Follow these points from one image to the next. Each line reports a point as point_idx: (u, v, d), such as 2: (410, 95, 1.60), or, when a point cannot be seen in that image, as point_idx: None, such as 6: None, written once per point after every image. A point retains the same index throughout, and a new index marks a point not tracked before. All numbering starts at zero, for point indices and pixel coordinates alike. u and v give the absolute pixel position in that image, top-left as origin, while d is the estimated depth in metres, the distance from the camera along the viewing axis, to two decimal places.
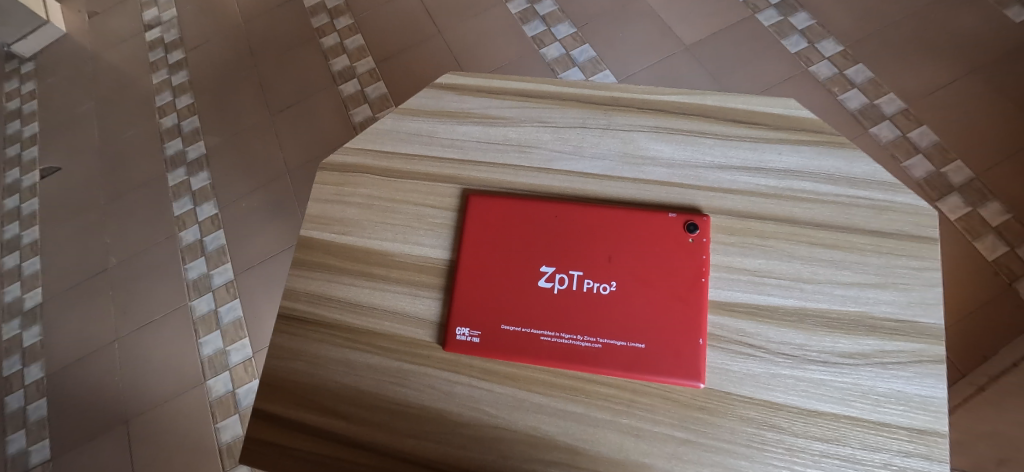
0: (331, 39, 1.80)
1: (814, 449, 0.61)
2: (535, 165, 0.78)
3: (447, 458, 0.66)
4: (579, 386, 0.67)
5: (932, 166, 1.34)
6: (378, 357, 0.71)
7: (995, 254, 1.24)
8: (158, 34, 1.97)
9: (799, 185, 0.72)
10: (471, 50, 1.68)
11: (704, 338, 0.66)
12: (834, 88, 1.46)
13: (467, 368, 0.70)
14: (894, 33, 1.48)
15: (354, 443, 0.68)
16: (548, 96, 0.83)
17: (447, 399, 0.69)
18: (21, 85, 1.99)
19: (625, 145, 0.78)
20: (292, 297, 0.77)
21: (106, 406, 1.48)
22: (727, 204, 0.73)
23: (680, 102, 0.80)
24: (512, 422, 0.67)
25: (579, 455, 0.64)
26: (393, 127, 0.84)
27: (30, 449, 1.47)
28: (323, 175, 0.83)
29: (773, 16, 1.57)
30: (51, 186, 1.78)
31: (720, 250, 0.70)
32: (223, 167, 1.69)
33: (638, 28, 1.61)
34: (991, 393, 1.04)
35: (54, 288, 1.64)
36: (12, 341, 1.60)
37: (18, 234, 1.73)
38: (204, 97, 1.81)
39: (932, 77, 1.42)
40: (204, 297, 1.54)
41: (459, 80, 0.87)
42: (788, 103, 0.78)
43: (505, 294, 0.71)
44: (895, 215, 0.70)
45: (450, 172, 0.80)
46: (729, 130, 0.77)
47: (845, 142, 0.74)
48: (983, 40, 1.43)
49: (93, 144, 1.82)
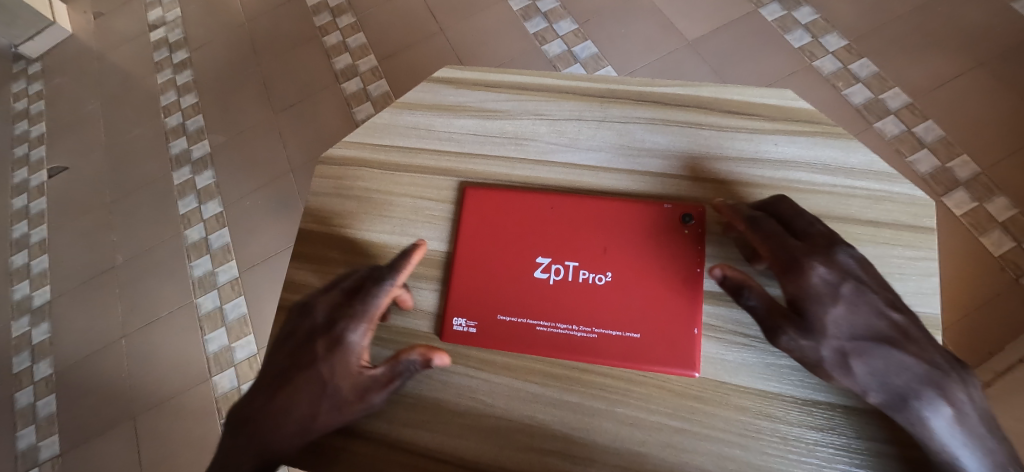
0: (333, 38, 1.81)
1: (809, 438, 0.62)
2: (531, 158, 0.79)
3: (444, 448, 0.66)
4: (574, 376, 0.67)
5: (938, 161, 1.33)
6: (376, 348, 0.72)
7: (1001, 249, 1.24)
8: (163, 34, 1.98)
9: (796, 176, 0.72)
10: (472, 48, 1.69)
11: (697, 325, 0.67)
12: (837, 84, 1.45)
13: (464, 358, 0.70)
14: (896, 27, 1.48)
15: (352, 433, 0.68)
16: (544, 90, 0.83)
17: (444, 388, 0.69)
18: (28, 85, 2.01)
19: (621, 137, 0.78)
20: (291, 290, 0.77)
21: (113, 402, 1.50)
22: (723, 195, 0.73)
23: (676, 94, 0.80)
24: (508, 412, 0.67)
25: (575, 444, 0.65)
26: (392, 122, 0.85)
27: (40, 444, 1.49)
28: (323, 170, 0.83)
29: (776, 10, 1.57)
30: (59, 185, 1.80)
31: (715, 242, 0.71)
32: (226, 166, 1.70)
33: (640, 24, 1.61)
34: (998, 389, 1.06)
35: (62, 286, 1.66)
36: (22, 339, 1.61)
37: (27, 233, 1.75)
38: (208, 95, 1.82)
39: (934, 72, 1.41)
40: (210, 294, 1.56)
41: (457, 74, 0.87)
42: (785, 94, 0.78)
43: (500, 285, 0.72)
44: (893, 205, 0.70)
45: (448, 166, 0.80)
46: (725, 121, 0.77)
47: (842, 133, 0.74)
48: (986, 33, 1.43)
49: (100, 143, 1.84)
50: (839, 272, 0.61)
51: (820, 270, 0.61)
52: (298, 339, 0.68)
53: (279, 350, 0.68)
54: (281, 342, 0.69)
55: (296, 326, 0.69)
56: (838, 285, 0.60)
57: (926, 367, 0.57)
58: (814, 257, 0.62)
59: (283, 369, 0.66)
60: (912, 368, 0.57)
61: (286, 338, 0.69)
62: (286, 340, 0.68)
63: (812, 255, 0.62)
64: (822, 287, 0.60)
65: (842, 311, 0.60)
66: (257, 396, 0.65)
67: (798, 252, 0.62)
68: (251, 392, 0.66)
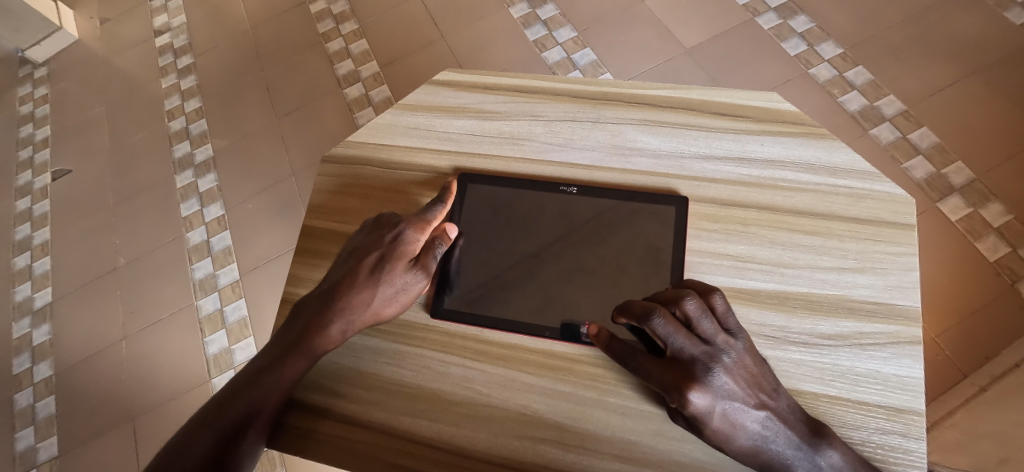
0: (336, 44, 1.85)
1: None
2: (527, 156, 0.81)
3: (442, 436, 0.68)
4: (567, 366, 0.70)
5: (934, 167, 1.36)
6: (376, 339, 0.74)
7: (997, 255, 1.26)
8: (168, 40, 2.02)
9: (780, 175, 0.75)
10: (474, 55, 1.72)
11: (686, 226, 0.73)
12: (833, 91, 1.48)
13: (461, 349, 0.72)
14: (888, 36, 1.51)
15: (350, 421, 0.70)
16: (539, 92, 0.86)
17: (441, 379, 0.71)
18: (34, 89, 2.04)
19: (613, 137, 0.81)
20: (294, 283, 0.79)
21: (113, 403, 1.51)
22: (711, 192, 0.75)
23: (666, 97, 0.83)
24: (503, 401, 0.69)
25: (568, 432, 0.66)
26: (391, 121, 0.88)
27: (38, 446, 1.50)
28: (326, 168, 0.86)
29: (772, 19, 1.60)
30: (62, 188, 1.83)
31: (704, 237, 0.73)
32: (230, 169, 1.73)
33: (638, 32, 1.65)
34: (993, 393, 1.07)
35: (65, 287, 1.68)
36: (23, 340, 1.63)
37: (29, 235, 1.78)
38: (212, 100, 1.85)
39: (927, 80, 1.44)
40: (211, 297, 1.58)
41: (455, 77, 0.90)
42: (770, 96, 0.81)
43: (518, 298, 0.74)
44: (873, 202, 0.72)
45: (446, 163, 0.83)
46: (712, 123, 0.80)
47: (825, 134, 0.77)
48: (977, 42, 1.46)
49: (103, 147, 1.87)
50: (716, 401, 0.59)
51: (696, 403, 0.59)
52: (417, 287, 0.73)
53: (378, 285, 0.71)
54: (394, 276, 0.72)
55: (423, 267, 0.73)
56: (714, 414, 0.59)
57: (780, 470, 0.59)
58: (692, 389, 0.58)
59: (312, 363, 0.70)
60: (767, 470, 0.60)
61: (405, 278, 0.72)
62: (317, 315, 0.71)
63: (687, 382, 0.59)
64: (706, 417, 0.59)
65: (723, 436, 0.60)
66: (272, 397, 0.68)
67: (674, 380, 0.60)
68: (258, 396, 0.67)
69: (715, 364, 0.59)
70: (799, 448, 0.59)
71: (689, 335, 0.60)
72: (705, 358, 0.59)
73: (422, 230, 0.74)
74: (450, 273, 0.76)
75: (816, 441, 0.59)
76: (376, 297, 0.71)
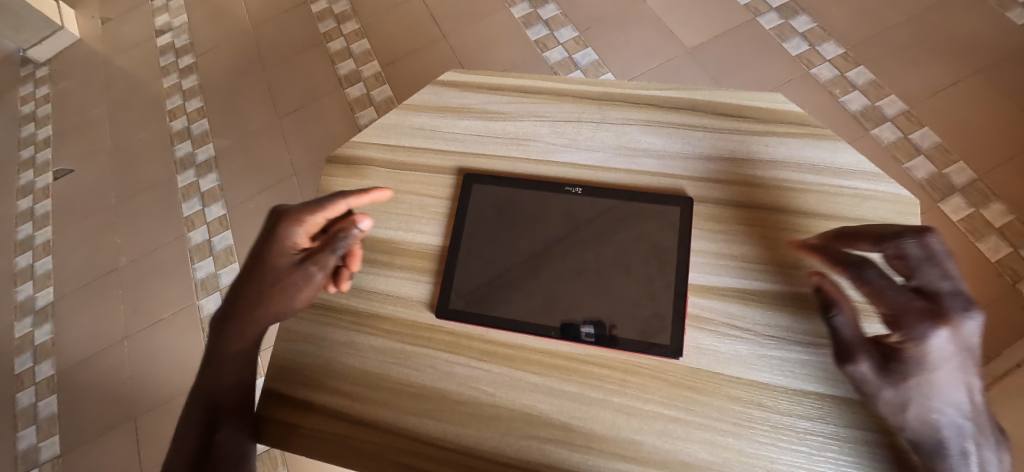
0: (338, 44, 1.85)
1: (800, 427, 0.63)
2: (532, 157, 0.81)
3: (447, 436, 0.69)
4: (573, 366, 0.70)
5: (934, 167, 1.36)
6: (382, 339, 0.75)
7: (998, 254, 1.26)
8: (170, 39, 2.02)
9: (785, 176, 0.75)
10: (475, 55, 1.72)
11: (692, 226, 0.73)
12: (834, 90, 1.48)
13: (467, 349, 0.72)
14: (890, 36, 1.51)
15: (356, 420, 0.71)
16: (544, 92, 0.86)
17: (447, 379, 0.71)
18: (35, 89, 2.04)
19: (618, 137, 0.81)
20: None
21: (116, 402, 1.52)
22: (716, 193, 0.75)
23: (671, 97, 0.83)
24: (509, 401, 0.69)
25: (573, 432, 0.67)
26: (396, 122, 0.88)
27: (41, 444, 1.50)
28: (330, 168, 0.87)
29: (773, 19, 1.61)
30: (63, 188, 1.83)
31: (709, 237, 0.73)
32: (233, 168, 1.73)
33: (640, 32, 1.65)
34: (995, 392, 1.07)
35: (67, 286, 1.68)
36: (24, 339, 1.63)
37: (31, 234, 1.78)
38: (213, 100, 1.85)
39: (928, 80, 1.45)
40: (212, 297, 1.58)
41: (459, 77, 0.91)
42: (775, 97, 0.81)
43: (522, 298, 0.74)
44: (878, 203, 0.72)
45: (451, 163, 0.83)
46: (717, 124, 0.80)
47: (830, 135, 0.77)
48: (978, 43, 1.46)
49: (106, 146, 1.87)
50: (957, 348, 0.55)
51: (937, 335, 0.55)
52: (316, 280, 0.73)
53: (279, 284, 0.72)
54: (288, 273, 0.72)
55: (314, 261, 0.72)
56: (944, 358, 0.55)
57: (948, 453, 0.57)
58: (942, 322, 0.55)
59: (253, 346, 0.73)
60: (943, 449, 0.57)
61: (298, 275, 0.72)
62: (222, 322, 0.73)
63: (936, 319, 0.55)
64: (935, 357, 0.55)
65: (928, 391, 0.56)
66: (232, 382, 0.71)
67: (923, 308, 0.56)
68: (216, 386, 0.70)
69: (968, 307, 0.56)
70: (987, 438, 0.57)
71: (943, 272, 0.57)
72: (957, 298, 0.56)
73: (301, 224, 0.72)
74: (455, 274, 0.76)
75: (1000, 438, 0.58)
76: (278, 295, 0.72)
